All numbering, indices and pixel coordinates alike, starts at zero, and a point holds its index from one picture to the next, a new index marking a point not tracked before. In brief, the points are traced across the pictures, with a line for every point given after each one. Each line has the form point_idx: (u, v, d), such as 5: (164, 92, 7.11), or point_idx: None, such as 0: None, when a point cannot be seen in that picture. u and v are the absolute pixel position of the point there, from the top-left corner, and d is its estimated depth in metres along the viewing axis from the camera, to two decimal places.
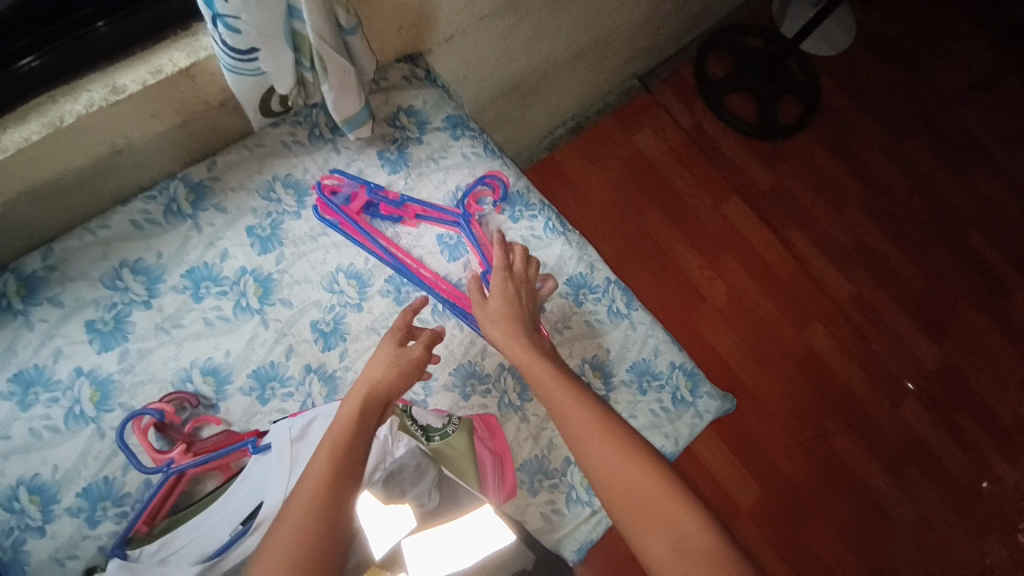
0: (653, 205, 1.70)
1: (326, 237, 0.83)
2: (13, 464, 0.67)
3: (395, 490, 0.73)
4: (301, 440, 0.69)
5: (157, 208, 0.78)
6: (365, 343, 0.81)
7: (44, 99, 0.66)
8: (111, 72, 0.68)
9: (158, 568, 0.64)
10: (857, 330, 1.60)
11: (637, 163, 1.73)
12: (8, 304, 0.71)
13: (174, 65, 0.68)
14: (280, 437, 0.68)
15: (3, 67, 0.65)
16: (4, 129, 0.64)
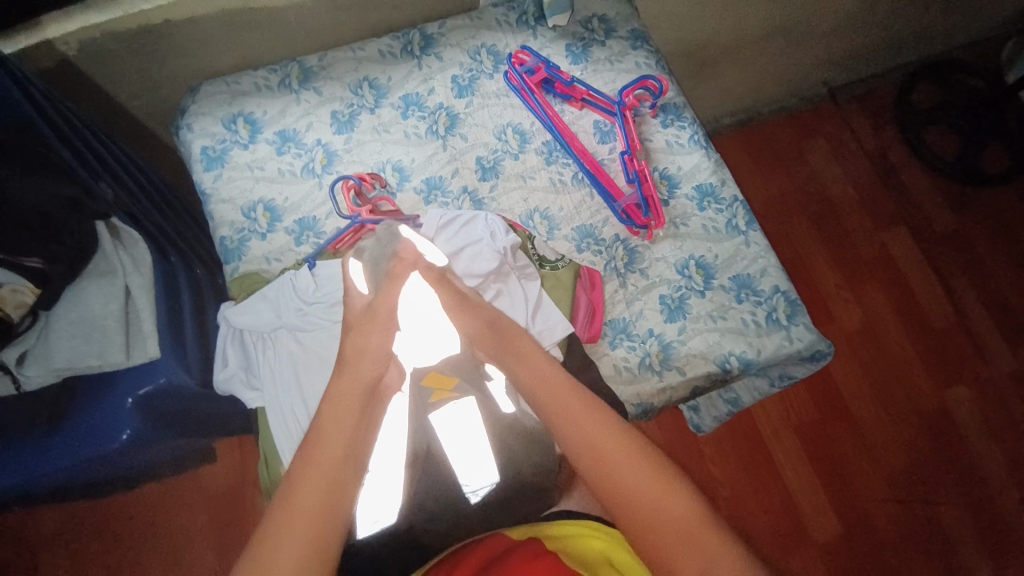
0: (812, 223, 1.75)
1: (508, 99, 1.01)
2: (261, 187, 0.95)
3: (502, 296, 0.87)
4: (446, 228, 0.88)
5: (397, 46, 1.02)
6: (511, 185, 0.98)
7: None
8: None
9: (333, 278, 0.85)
10: (1000, 402, 1.61)
11: (808, 183, 1.78)
12: (290, 82, 0.99)
13: None
14: (431, 221, 0.88)
15: None
16: None
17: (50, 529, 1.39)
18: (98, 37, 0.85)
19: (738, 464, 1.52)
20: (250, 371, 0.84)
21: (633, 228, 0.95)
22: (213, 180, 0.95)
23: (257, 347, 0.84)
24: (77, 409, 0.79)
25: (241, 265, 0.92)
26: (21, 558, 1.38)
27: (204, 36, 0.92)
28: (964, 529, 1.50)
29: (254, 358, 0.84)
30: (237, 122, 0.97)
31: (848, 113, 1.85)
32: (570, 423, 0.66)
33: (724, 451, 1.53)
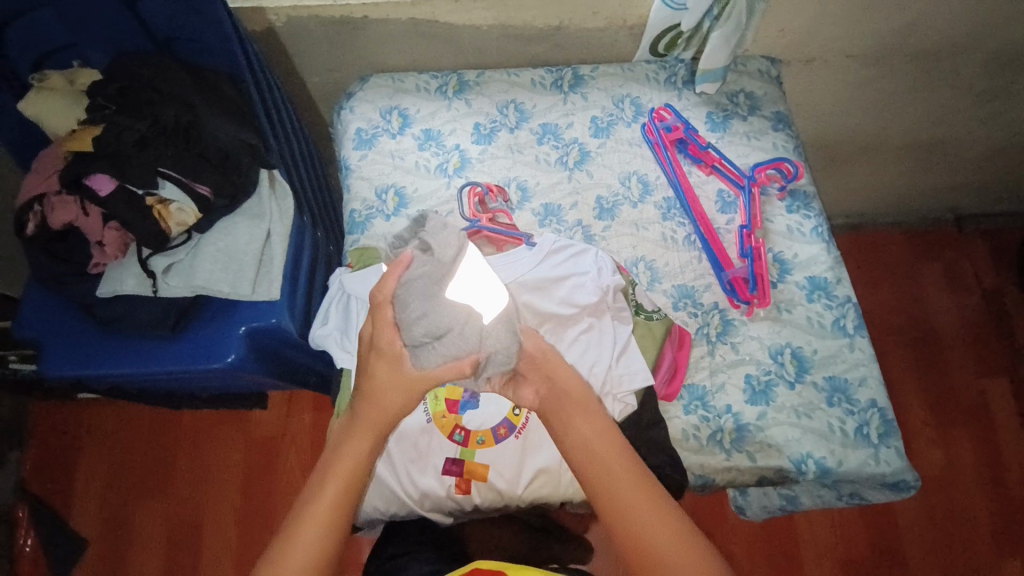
0: (905, 349, 1.64)
1: (639, 149, 1.05)
2: (397, 174, 1.03)
3: (592, 335, 0.87)
4: (557, 251, 0.91)
5: (549, 79, 1.09)
6: (623, 230, 1.00)
7: None
8: None
9: None
10: None
11: (913, 310, 1.68)
12: (447, 90, 1.08)
13: None
14: (545, 243, 0.91)
15: None
16: None
17: (112, 427, 1.52)
18: (304, 17, 0.97)
19: None
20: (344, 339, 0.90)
21: (734, 300, 0.94)
22: (358, 159, 1.04)
23: (356, 317, 0.90)
24: (193, 325, 0.87)
25: (362, 238, 0.99)
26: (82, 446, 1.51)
27: (389, 36, 1.03)
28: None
29: (352, 325, 0.90)
30: (392, 113, 1.06)
31: (972, 246, 1.74)
32: (604, 460, 0.68)
33: (757, 559, 1.43)
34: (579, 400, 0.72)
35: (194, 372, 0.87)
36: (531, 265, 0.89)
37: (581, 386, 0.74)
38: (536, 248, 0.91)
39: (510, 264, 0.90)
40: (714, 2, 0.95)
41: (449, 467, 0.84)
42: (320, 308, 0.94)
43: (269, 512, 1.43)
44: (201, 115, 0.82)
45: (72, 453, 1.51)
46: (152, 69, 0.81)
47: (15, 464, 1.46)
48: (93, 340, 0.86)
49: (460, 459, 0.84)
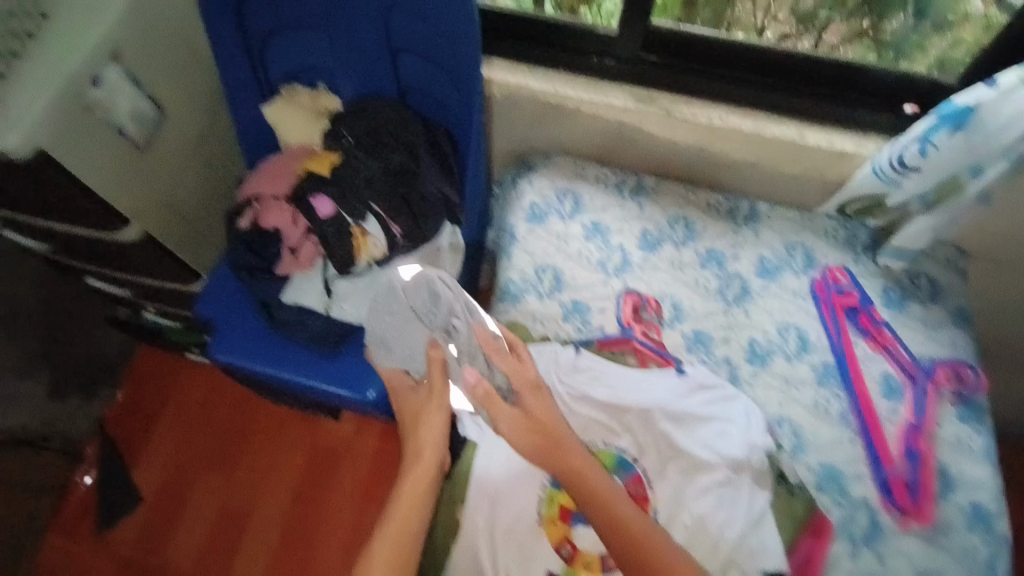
0: None
1: (806, 303, 1.01)
2: (558, 258, 1.03)
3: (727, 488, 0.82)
4: (707, 388, 0.88)
5: (726, 207, 1.07)
6: (771, 381, 0.96)
7: (766, 113, 0.95)
8: (808, 125, 0.94)
9: (587, 370, 0.89)
10: None
11: None
12: (622, 189, 1.08)
13: (847, 146, 0.93)
14: (696, 374, 0.89)
15: (768, 92, 0.93)
16: (739, 113, 0.94)
17: (195, 391, 1.55)
18: (522, 93, 0.98)
19: None
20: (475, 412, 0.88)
21: (887, 503, 0.87)
22: (525, 232, 1.05)
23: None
24: (347, 350, 0.90)
25: (513, 310, 0.99)
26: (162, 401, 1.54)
27: (585, 130, 1.03)
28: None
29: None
30: (566, 197, 1.08)
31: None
32: (652, 557, 0.71)
33: None
34: (614, 491, 0.75)
35: (336, 397, 0.90)
36: (679, 394, 0.87)
37: (600, 475, 0.76)
38: (687, 377, 0.88)
39: (655, 386, 0.88)
40: (931, 189, 0.89)
41: None
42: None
43: (313, 529, 1.42)
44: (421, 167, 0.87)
45: (152, 403, 1.54)
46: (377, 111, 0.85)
47: (101, 401, 1.50)
48: (259, 337, 0.90)
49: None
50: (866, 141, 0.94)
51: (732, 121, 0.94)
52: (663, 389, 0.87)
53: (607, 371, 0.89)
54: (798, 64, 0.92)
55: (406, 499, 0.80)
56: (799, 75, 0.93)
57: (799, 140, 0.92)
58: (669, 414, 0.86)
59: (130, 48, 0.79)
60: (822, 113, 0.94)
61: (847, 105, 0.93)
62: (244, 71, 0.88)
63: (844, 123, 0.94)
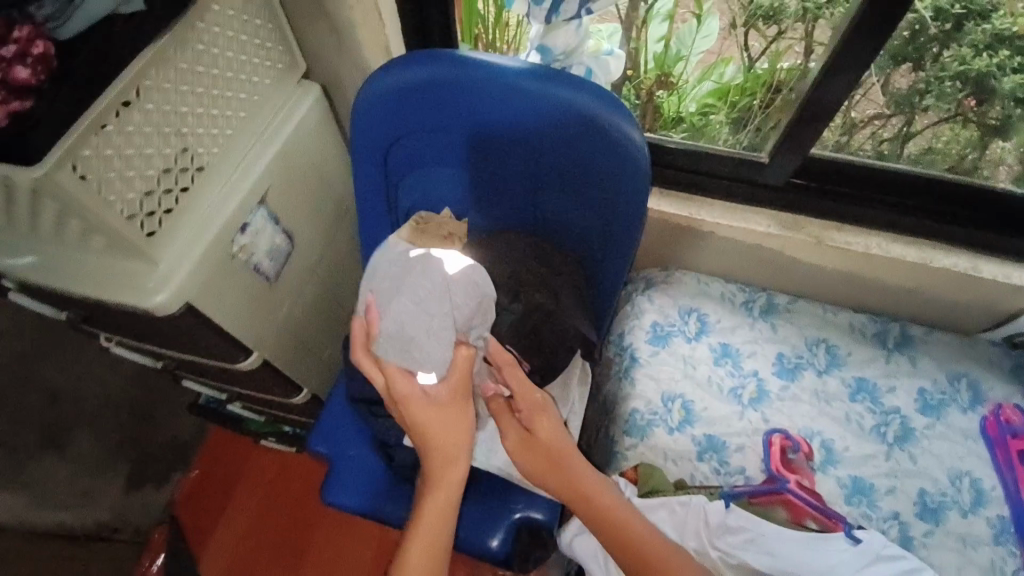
0: None
1: (976, 445, 0.89)
2: (688, 386, 0.95)
3: None
4: (887, 560, 0.76)
5: (872, 330, 0.99)
6: (947, 543, 0.82)
7: (926, 243, 0.91)
8: (973, 255, 0.90)
9: (743, 532, 0.78)
10: None
11: None
12: (752, 307, 1.02)
13: (1021, 280, 0.88)
14: (873, 544, 0.77)
15: (930, 226, 0.90)
16: (895, 242, 0.91)
17: (257, 474, 1.32)
18: (654, 217, 0.97)
19: None
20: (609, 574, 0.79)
21: None
22: (649, 354, 0.98)
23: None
24: (469, 495, 0.83)
25: (640, 445, 0.90)
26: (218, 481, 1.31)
27: (717, 248, 1.00)
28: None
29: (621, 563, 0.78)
30: (690, 316, 1.01)
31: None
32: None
33: None
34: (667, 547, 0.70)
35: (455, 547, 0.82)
36: (855, 568, 0.75)
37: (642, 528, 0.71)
38: (860, 545, 0.77)
39: (824, 555, 0.76)
40: None
41: None
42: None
43: None
44: (558, 301, 0.75)
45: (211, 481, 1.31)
46: (507, 244, 0.77)
47: None
48: (374, 476, 0.84)
49: None
50: None
51: (886, 250, 0.90)
52: (831, 561, 0.75)
53: (763, 532, 0.78)
54: (968, 194, 0.88)
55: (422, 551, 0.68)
56: (967, 204, 0.89)
57: (974, 272, 0.88)
58: None
59: (281, 180, 0.79)
60: (993, 243, 0.89)
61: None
62: (378, 207, 0.82)
63: (1015, 254, 0.89)
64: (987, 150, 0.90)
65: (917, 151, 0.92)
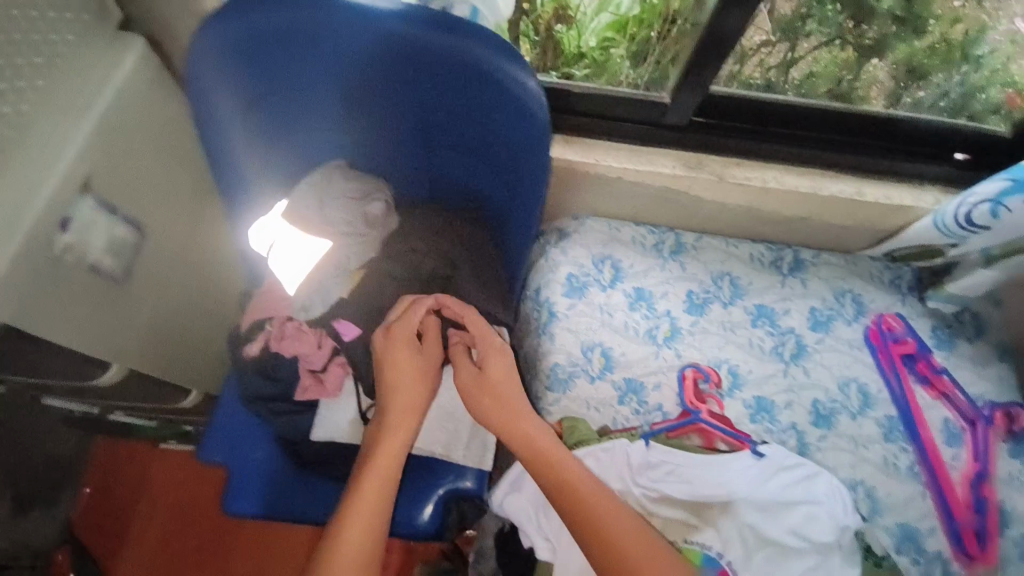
0: None
1: (861, 353, 0.98)
2: (605, 333, 0.96)
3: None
4: (786, 468, 0.83)
5: (769, 258, 1.04)
6: (841, 444, 0.91)
7: (817, 171, 0.94)
8: (857, 179, 0.95)
9: (661, 467, 0.83)
10: None
11: None
12: (662, 248, 1.03)
13: (902, 200, 0.94)
14: (776, 457, 0.84)
15: (818, 153, 0.93)
16: (791, 173, 0.94)
17: (178, 492, 1.33)
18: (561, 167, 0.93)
19: None
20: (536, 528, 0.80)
21: (958, 551, 0.87)
22: (567, 308, 0.97)
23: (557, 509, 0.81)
24: None
25: (563, 399, 0.91)
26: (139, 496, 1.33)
27: (623, 192, 0.99)
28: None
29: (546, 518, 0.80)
30: (604, 263, 1.01)
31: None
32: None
33: None
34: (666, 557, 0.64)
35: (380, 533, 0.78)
36: (760, 479, 0.81)
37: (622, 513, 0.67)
38: (763, 458, 0.83)
39: (731, 474, 0.82)
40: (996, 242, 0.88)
41: None
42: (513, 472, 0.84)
43: None
44: (458, 287, 0.73)
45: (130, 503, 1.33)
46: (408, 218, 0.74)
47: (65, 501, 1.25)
48: (284, 479, 0.77)
49: None
50: (916, 192, 0.95)
51: (784, 182, 0.93)
52: (738, 480, 0.81)
53: (679, 464, 0.82)
54: (851, 120, 0.91)
55: (359, 521, 0.64)
56: (852, 128, 0.93)
57: (858, 196, 0.93)
58: (753, 504, 0.80)
59: (109, 160, 0.65)
60: (872, 166, 0.94)
61: (896, 159, 0.94)
62: (240, 176, 0.70)
63: (891, 174, 0.95)
64: (876, 78, 0.92)
65: (799, 77, 0.92)
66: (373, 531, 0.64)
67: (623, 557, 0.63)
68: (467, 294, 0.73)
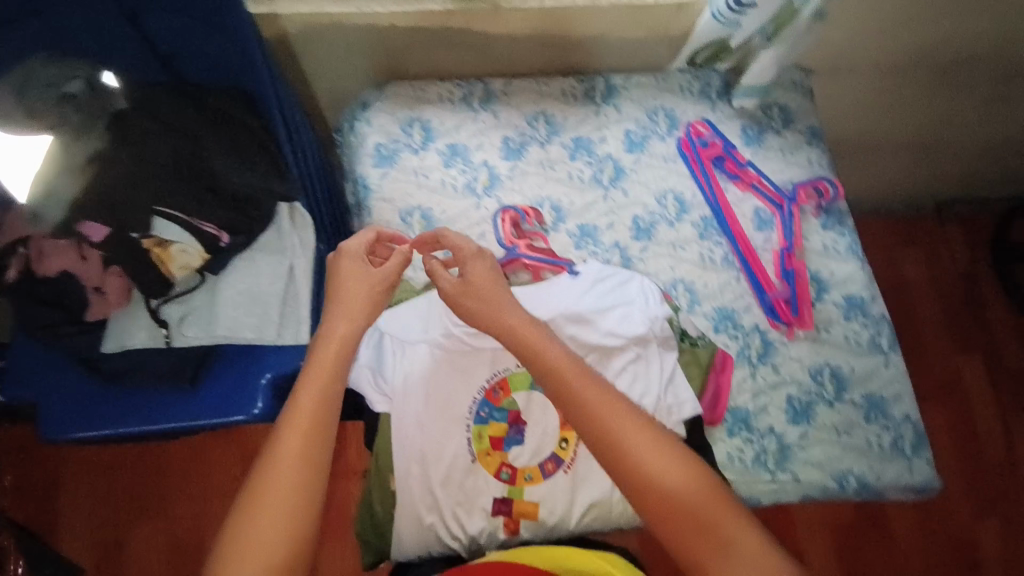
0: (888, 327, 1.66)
1: (675, 165, 1.01)
2: (422, 194, 0.97)
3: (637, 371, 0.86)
4: (601, 279, 0.89)
5: (580, 89, 1.03)
6: (660, 250, 0.98)
7: None
8: None
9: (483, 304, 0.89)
10: None
11: (896, 290, 1.68)
12: (471, 100, 1.00)
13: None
14: (589, 272, 0.89)
15: None
16: None
17: (101, 457, 1.39)
18: (327, 25, 0.90)
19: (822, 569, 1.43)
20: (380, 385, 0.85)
21: (774, 322, 0.95)
22: (380, 177, 0.97)
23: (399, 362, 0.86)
24: (220, 371, 0.82)
25: None
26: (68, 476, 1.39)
27: (410, 45, 0.95)
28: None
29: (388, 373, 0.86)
30: (414, 127, 0.99)
31: (947, 232, 1.73)
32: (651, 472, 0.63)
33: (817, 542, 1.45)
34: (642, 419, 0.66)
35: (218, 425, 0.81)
36: (576, 295, 0.87)
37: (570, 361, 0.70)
38: (579, 276, 0.89)
39: (551, 296, 0.87)
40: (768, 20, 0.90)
41: (498, 507, 0.84)
42: (354, 343, 0.88)
43: None
44: (213, 164, 0.75)
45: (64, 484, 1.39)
46: (162, 103, 0.75)
47: None
48: (93, 397, 0.80)
49: (508, 497, 0.84)
50: None
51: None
52: (555, 299, 0.87)
53: None
54: None
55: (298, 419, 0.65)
56: None
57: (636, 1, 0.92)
58: (569, 316, 0.86)
59: None
60: None
61: None
62: None
63: None
64: None
65: None
66: (315, 429, 0.65)
67: (601, 421, 0.65)
68: (224, 168, 0.76)
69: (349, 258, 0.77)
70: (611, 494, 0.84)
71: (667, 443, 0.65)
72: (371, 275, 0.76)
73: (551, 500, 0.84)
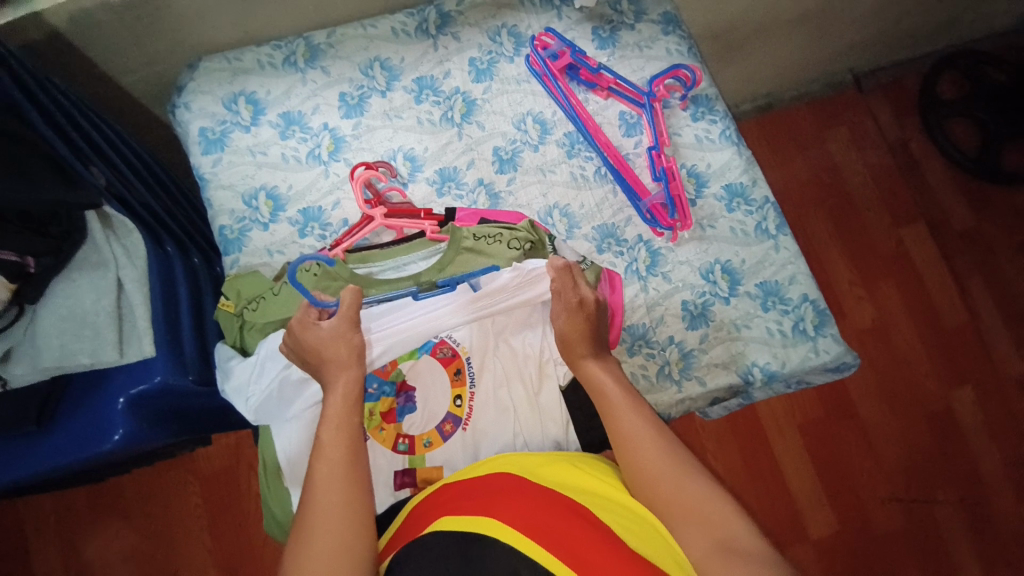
0: (822, 209, 1.62)
1: (528, 85, 0.95)
2: (263, 173, 0.89)
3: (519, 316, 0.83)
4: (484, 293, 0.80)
5: (412, 23, 0.95)
6: (529, 179, 0.92)
7: None
8: None
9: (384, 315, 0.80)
10: (1010, 413, 1.50)
11: (826, 174, 1.64)
12: (296, 60, 0.92)
13: None
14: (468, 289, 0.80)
15: None
16: None
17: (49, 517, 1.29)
18: (88, 7, 0.80)
19: (789, 459, 1.44)
20: (281, 421, 0.78)
21: (657, 229, 0.90)
22: (213, 165, 0.89)
23: (303, 396, 0.77)
24: (71, 402, 0.77)
25: (242, 256, 0.86)
26: (14, 550, 1.28)
27: (204, 10, 0.87)
28: (967, 545, 1.42)
29: (294, 413, 0.77)
30: (238, 102, 0.91)
31: (865, 106, 1.69)
32: (634, 460, 0.65)
33: (788, 434, 1.46)
34: (626, 397, 0.69)
35: (80, 463, 0.76)
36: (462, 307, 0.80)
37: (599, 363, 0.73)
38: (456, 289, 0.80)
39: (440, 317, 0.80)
40: None
41: (402, 480, 0.78)
42: (218, 365, 0.80)
43: (259, 521, 1.30)
44: None
45: (11, 559, 1.27)
46: None
47: None
48: None
49: (410, 467, 0.79)
50: None
51: None
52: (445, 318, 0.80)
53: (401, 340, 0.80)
54: None
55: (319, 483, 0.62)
56: None
57: None
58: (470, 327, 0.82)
59: None
60: None
61: None
62: None
63: None
64: None
65: None
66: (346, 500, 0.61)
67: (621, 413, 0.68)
68: None
69: (303, 329, 0.72)
70: (515, 442, 0.79)
71: (644, 421, 0.67)
72: (342, 320, 0.72)
73: (452, 461, 0.79)
